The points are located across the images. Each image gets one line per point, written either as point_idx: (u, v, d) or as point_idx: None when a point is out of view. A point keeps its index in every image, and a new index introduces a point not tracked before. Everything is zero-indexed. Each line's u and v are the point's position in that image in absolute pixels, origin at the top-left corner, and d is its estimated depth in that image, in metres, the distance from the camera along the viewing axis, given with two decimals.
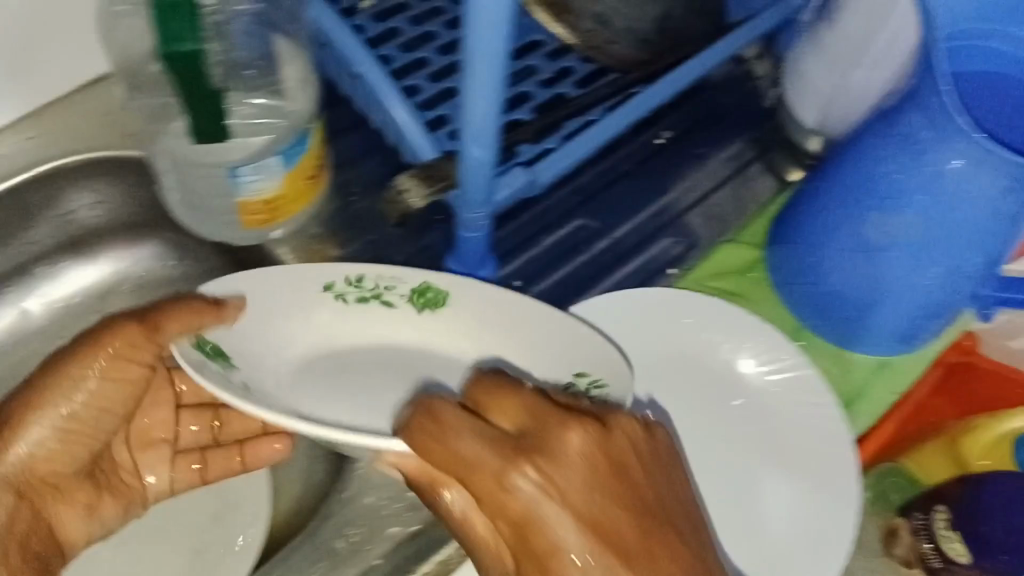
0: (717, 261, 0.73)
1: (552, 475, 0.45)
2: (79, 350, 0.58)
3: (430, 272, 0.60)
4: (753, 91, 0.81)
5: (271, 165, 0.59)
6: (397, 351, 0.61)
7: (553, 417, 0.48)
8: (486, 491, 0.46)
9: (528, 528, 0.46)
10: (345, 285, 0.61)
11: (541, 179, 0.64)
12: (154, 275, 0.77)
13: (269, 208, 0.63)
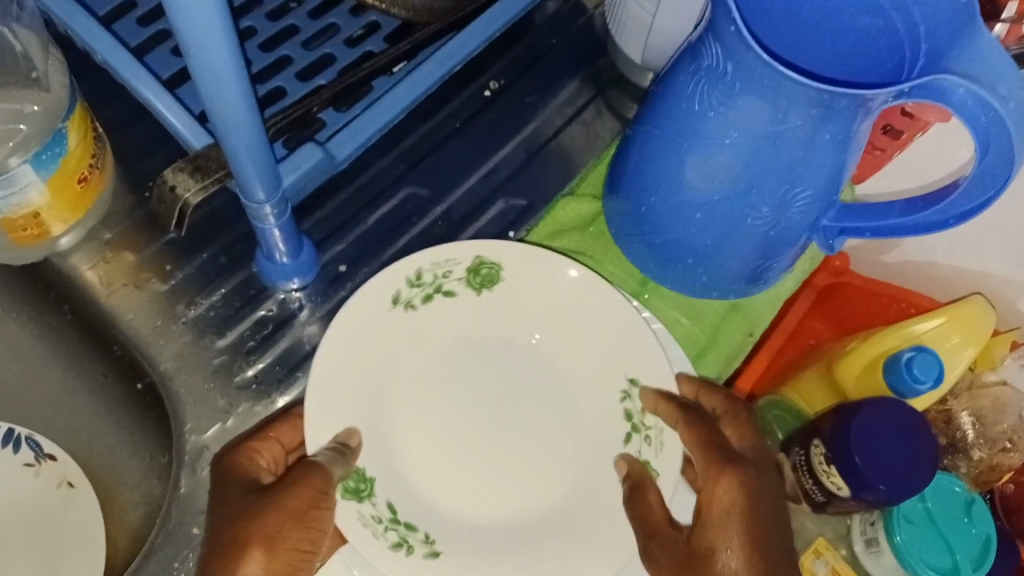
0: (556, 218, 0.66)
1: (756, 553, 0.50)
2: (259, 506, 0.48)
3: (485, 244, 0.56)
4: (586, 25, 0.76)
5: (23, 176, 0.53)
6: (488, 348, 0.56)
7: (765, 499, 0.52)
8: (682, 558, 0.50)
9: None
10: (409, 288, 0.55)
11: (341, 155, 0.59)
12: None
13: (39, 221, 0.57)
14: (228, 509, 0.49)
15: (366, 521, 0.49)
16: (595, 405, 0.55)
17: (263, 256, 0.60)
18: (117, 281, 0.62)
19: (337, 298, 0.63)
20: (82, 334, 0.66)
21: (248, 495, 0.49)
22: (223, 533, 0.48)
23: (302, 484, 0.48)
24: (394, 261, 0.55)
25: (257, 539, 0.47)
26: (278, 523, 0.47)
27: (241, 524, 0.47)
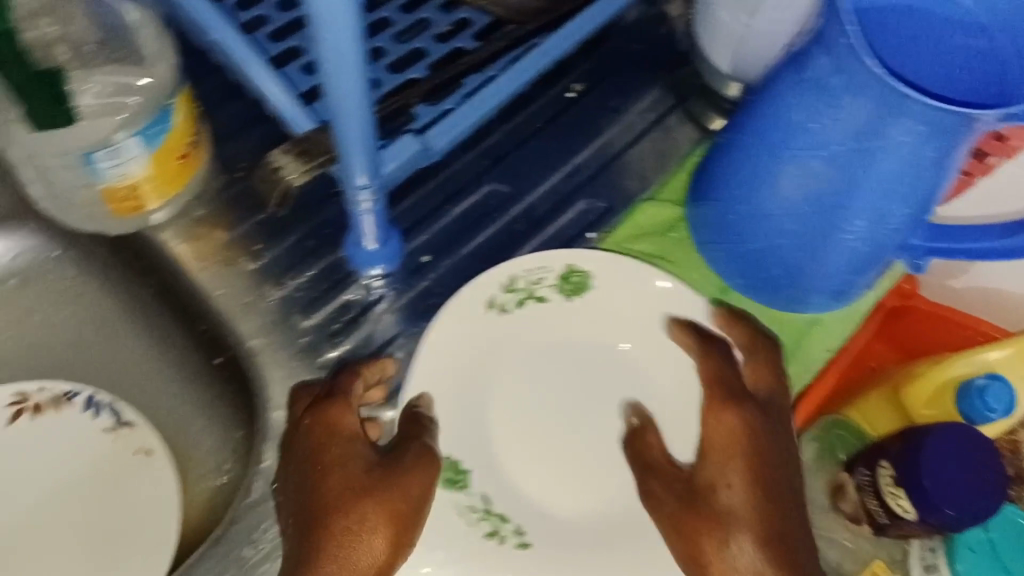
0: (637, 221, 0.66)
1: (756, 489, 0.50)
2: (379, 485, 0.50)
3: (576, 253, 0.56)
4: (668, 34, 0.76)
5: (129, 148, 0.53)
6: (575, 352, 0.57)
7: (765, 434, 0.52)
8: (682, 497, 0.51)
9: (697, 531, 0.50)
10: (503, 294, 0.56)
11: (436, 147, 0.60)
12: (37, 267, 0.71)
13: (139, 193, 0.58)
14: (341, 478, 0.50)
15: (460, 511, 0.51)
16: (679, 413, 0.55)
17: (352, 240, 0.61)
18: (208, 257, 0.63)
19: (420, 288, 0.64)
20: (167, 307, 0.67)
21: (364, 466, 0.51)
22: (352, 510, 0.49)
23: (426, 471, 0.51)
24: (489, 270, 0.56)
25: (384, 522, 0.49)
26: (406, 511, 0.50)
27: (372, 505, 0.49)
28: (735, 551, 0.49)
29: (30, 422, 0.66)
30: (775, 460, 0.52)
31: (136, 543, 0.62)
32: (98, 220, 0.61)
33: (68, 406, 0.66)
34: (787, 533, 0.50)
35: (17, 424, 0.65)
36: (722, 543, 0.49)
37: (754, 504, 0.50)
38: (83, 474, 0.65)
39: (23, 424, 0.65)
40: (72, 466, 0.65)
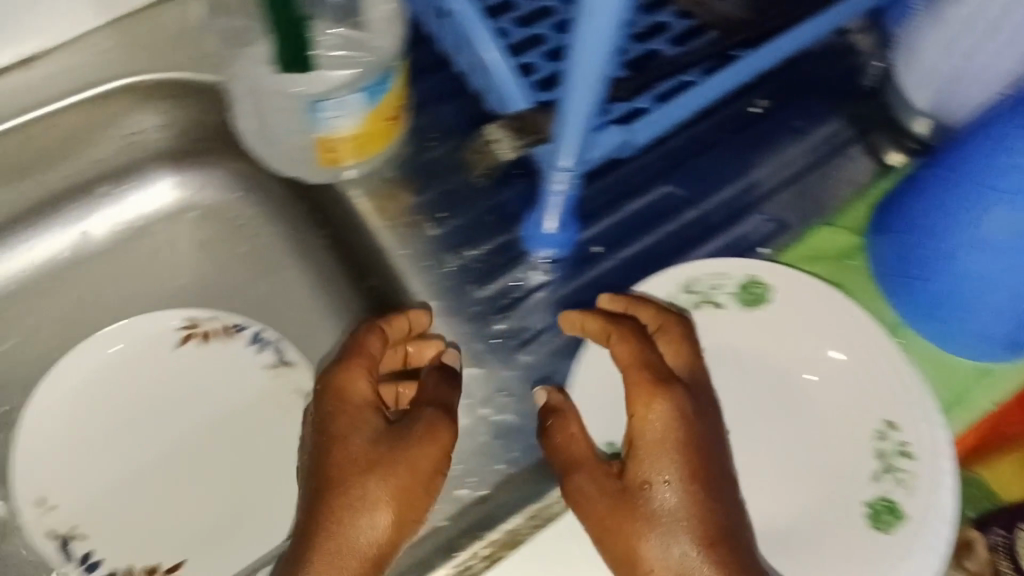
0: (812, 244, 0.66)
1: (692, 484, 0.47)
2: (385, 456, 0.50)
3: (757, 263, 0.57)
4: (855, 67, 0.75)
5: (352, 103, 0.56)
6: (745, 364, 0.56)
7: (699, 428, 0.49)
8: (614, 493, 0.48)
9: (633, 531, 0.47)
10: (680, 293, 0.57)
11: (638, 139, 0.59)
12: (221, 205, 0.74)
13: (348, 147, 0.60)
14: (348, 449, 0.51)
15: None
16: (846, 441, 0.54)
17: (530, 219, 0.62)
18: (392, 217, 0.66)
19: (581, 281, 0.64)
20: (341, 259, 0.70)
21: (371, 438, 0.51)
22: (355, 482, 0.49)
23: (435, 445, 0.51)
24: (669, 270, 0.57)
25: (387, 497, 0.49)
26: (411, 487, 0.50)
27: (375, 479, 0.49)
28: (667, 550, 0.46)
29: (196, 346, 0.69)
30: (708, 448, 0.49)
31: (283, 477, 0.65)
32: (298, 166, 0.63)
33: (234, 338, 0.69)
34: (725, 532, 0.47)
35: (184, 346, 0.68)
36: (654, 545, 0.46)
37: (692, 501, 0.47)
38: (239, 405, 0.67)
39: (189, 347, 0.69)
40: (229, 394, 0.67)
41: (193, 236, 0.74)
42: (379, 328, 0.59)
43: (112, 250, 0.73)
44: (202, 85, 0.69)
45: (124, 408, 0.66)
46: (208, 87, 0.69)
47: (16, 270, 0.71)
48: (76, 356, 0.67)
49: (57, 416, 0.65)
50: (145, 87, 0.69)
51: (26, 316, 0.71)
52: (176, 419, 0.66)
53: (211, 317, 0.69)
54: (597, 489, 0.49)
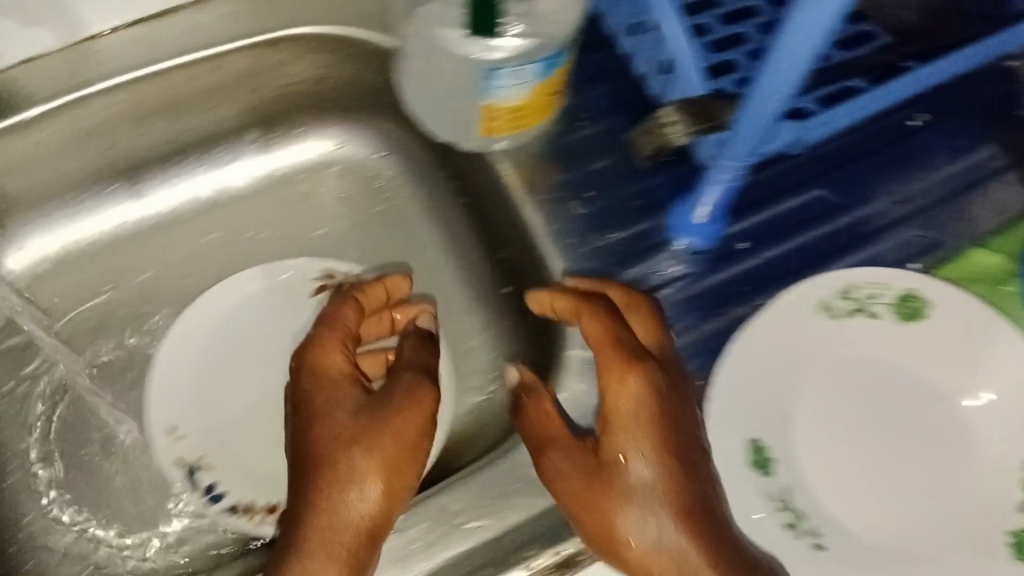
0: (965, 264, 0.64)
1: (668, 458, 0.47)
2: (366, 427, 0.50)
3: (917, 277, 0.56)
4: (1016, 93, 0.72)
5: (529, 75, 0.55)
6: (893, 377, 0.55)
7: (673, 401, 0.49)
8: (589, 468, 0.48)
9: (609, 508, 0.46)
10: (835, 298, 0.56)
11: (810, 136, 0.58)
12: (363, 164, 0.75)
13: (512, 117, 0.59)
14: (330, 425, 0.51)
15: (761, 496, 0.50)
16: (989, 469, 0.52)
17: (680, 204, 0.61)
18: (538, 192, 0.64)
19: (719, 277, 0.62)
20: (480, 229, 0.70)
21: (352, 411, 0.51)
22: (338, 458, 0.49)
23: (412, 414, 0.52)
24: (825, 274, 0.57)
25: (376, 469, 0.49)
26: (396, 456, 0.50)
27: (358, 453, 0.49)
28: (649, 527, 0.45)
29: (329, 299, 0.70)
30: (684, 420, 0.49)
31: None
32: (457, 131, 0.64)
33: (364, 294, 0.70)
34: (705, 505, 0.46)
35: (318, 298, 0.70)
36: (646, 522, 0.45)
37: (668, 477, 0.46)
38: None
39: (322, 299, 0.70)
40: None
41: (333, 191, 0.75)
42: (352, 299, 0.60)
43: (255, 194, 0.75)
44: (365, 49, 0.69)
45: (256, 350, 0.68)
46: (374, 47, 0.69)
47: (167, 204, 0.73)
48: (215, 294, 0.69)
49: (190, 348, 0.67)
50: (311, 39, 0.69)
51: (167, 251, 0.72)
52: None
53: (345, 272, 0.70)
54: (569, 467, 0.49)
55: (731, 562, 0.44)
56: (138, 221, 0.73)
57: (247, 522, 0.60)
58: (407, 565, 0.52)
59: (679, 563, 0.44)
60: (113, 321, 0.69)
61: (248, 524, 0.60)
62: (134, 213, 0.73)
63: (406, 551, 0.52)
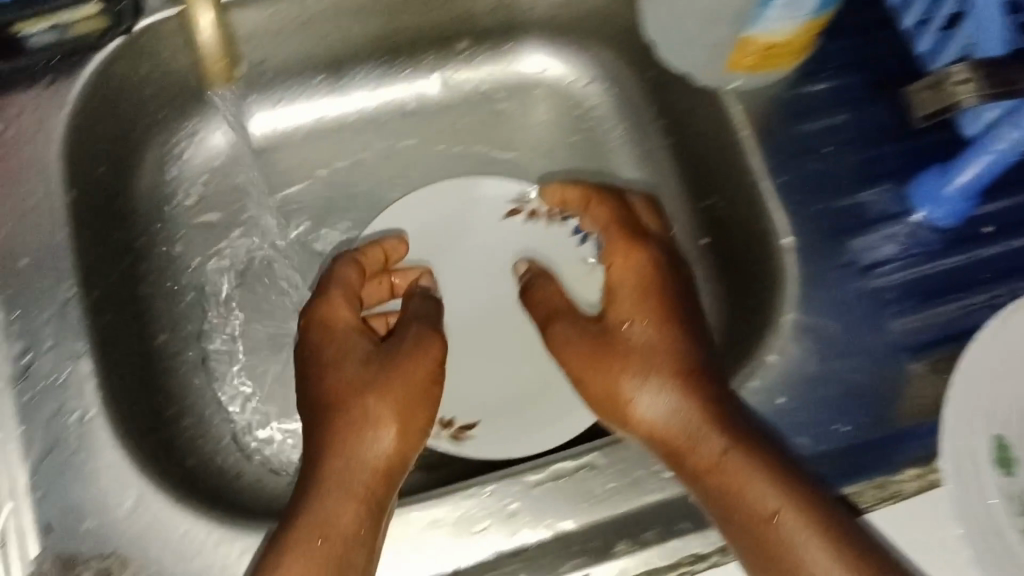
0: None
1: (666, 325, 0.49)
2: (377, 376, 0.48)
3: None
4: None
5: (804, 7, 0.50)
6: None
7: (671, 275, 0.52)
8: (593, 336, 0.51)
9: (609, 370, 0.49)
10: None
11: None
12: (568, 91, 0.71)
13: (767, 53, 0.54)
14: (340, 377, 0.49)
15: (1004, 497, 0.46)
16: None
17: (931, 170, 0.55)
18: (772, 142, 0.59)
19: (947, 264, 0.55)
20: (691, 172, 0.66)
21: (361, 360, 0.50)
22: (349, 404, 0.47)
23: (423, 358, 0.50)
24: None
25: (388, 415, 0.47)
26: (409, 400, 0.48)
27: (369, 398, 0.47)
28: (651, 397, 0.47)
29: (522, 224, 0.66)
30: (681, 301, 0.51)
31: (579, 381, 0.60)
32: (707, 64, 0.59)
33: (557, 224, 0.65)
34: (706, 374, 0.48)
35: (510, 221, 0.66)
36: (650, 391, 0.47)
37: (661, 344, 0.48)
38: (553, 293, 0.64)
39: (515, 223, 0.66)
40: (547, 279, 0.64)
41: (534, 114, 0.71)
42: (354, 260, 0.59)
43: (455, 106, 0.71)
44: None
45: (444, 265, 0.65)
46: None
47: (362, 106, 0.69)
48: (409, 202, 0.66)
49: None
50: None
51: (360, 152, 0.69)
52: (490, 290, 0.65)
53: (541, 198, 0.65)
54: (573, 332, 0.52)
55: (764, 459, 0.44)
56: (324, 122, 0.69)
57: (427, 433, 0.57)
58: (608, 506, 0.47)
59: (683, 428, 0.45)
60: (293, 212, 0.66)
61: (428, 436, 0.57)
62: (328, 110, 0.69)
63: (608, 488, 0.48)
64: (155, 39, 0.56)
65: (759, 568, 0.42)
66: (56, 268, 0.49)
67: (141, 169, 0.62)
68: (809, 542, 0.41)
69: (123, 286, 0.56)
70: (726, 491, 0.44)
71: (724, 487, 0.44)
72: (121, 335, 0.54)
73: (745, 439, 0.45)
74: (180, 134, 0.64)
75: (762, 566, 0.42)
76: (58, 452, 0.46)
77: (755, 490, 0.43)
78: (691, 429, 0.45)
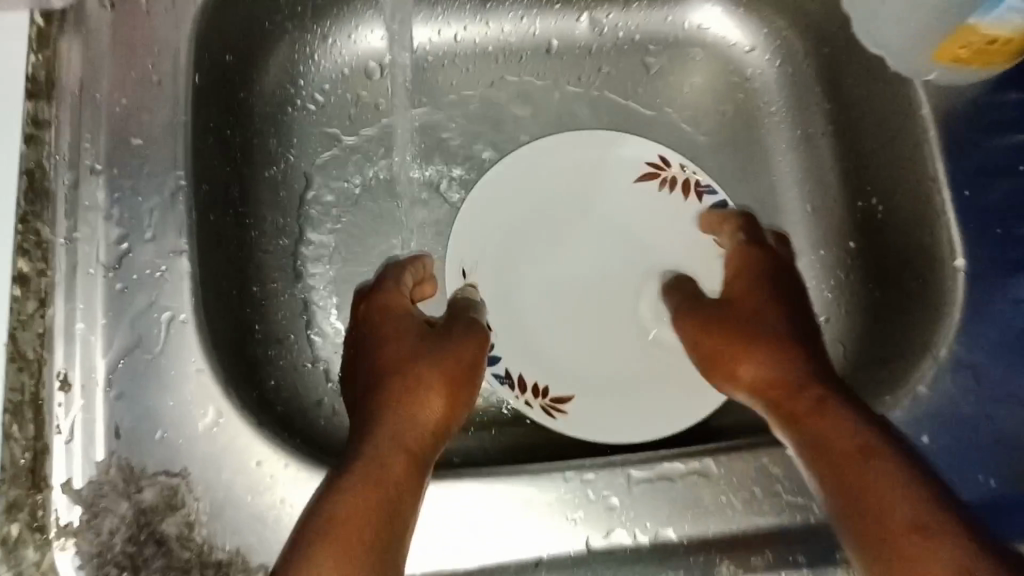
0: None
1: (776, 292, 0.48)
2: (429, 348, 0.46)
3: None
4: None
5: None
6: None
7: (782, 259, 0.51)
8: (709, 322, 0.48)
9: (722, 354, 0.46)
10: None
11: None
12: (726, 52, 0.64)
13: (987, 48, 0.48)
14: (395, 349, 0.46)
15: None
16: None
17: None
18: (963, 150, 0.50)
19: None
20: (850, 164, 0.59)
21: (419, 329, 0.48)
22: (404, 368, 0.45)
23: (472, 344, 0.47)
24: None
25: (438, 386, 0.45)
26: (457, 373, 0.46)
27: (422, 364, 0.45)
28: (759, 362, 0.44)
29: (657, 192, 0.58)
30: (791, 280, 0.49)
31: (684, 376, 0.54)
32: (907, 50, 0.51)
33: (699, 199, 0.57)
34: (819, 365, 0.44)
35: (647, 185, 0.58)
36: (759, 359, 0.44)
37: (762, 303, 0.47)
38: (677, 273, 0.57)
39: (651, 190, 0.58)
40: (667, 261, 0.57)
41: (688, 76, 0.64)
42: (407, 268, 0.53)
43: (600, 50, 0.64)
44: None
45: (565, 218, 0.58)
46: None
47: (501, 37, 0.63)
48: (545, 141, 0.57)
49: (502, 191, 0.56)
50: None
51: (491, 84, 0.63)
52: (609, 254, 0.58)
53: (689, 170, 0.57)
54: (694, 323, 0.49)
55: (864, 432, 0.38)
56: (455, 48, 0.63)
57: (518, 400, 0.51)
58: (720, 521, 0.42)
59: (792, 383, 0.43)
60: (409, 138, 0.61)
61: (518, 403, 0.52)
62: (463, 36, 0.63)
63: (715, 500, 0.43)
64: None
65: (846, 511, 0.36)
66: (169, 153, 0.46)
67: (270, 65, 0.57)
68: (901, 494, 0.35)
69: (230, 182, 0.52)
70: (830, 463, 0.38)
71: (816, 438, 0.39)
72: (221, 238, 0.50)
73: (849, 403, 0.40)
74: (315, 39, 0.59)
75: (847, 511, 0.36)
76: (141, 351, 0.42)
77: (848, 435, 0.38)
78: (799, 386, 0.42)
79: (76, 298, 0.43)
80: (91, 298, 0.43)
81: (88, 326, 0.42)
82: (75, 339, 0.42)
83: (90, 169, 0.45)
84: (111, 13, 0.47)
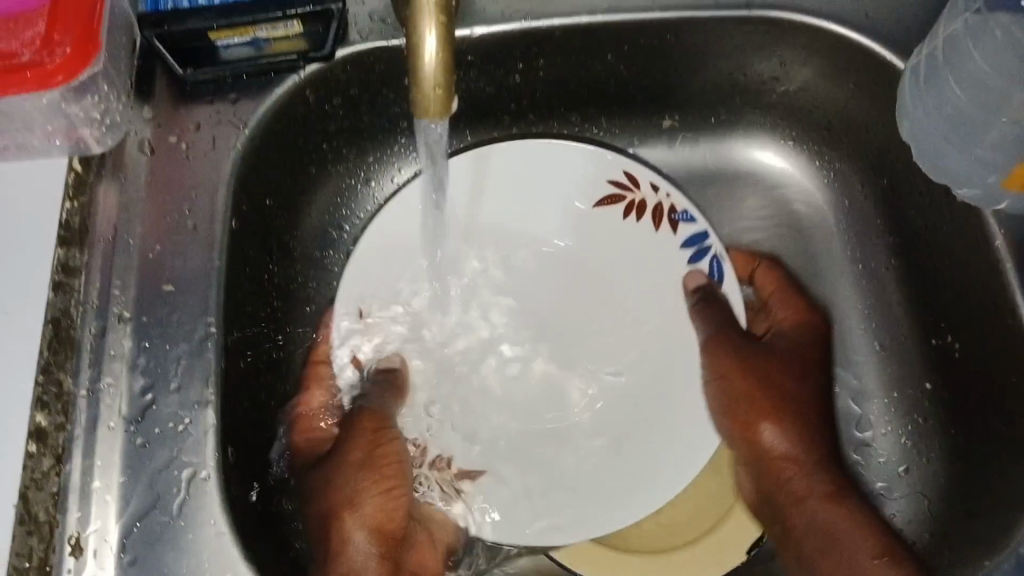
0: None
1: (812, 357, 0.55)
2: (333, 463, 0.48)
3: None
4: None
5: None
6: None
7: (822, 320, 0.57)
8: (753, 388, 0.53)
9: (754, 421, 0.53)
10: None
11: None
12: (781, 190, 0.62)
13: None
14: (311, 473, 0.48)
15: None
16: None
17: None
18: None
19: None
20: (917, 304, 0.55)
21: (319, 454, 0.49)
22: (318, 486, 0.47)
23: (366, 439, 0.49)
24: None
25: (351, 491, 0.47)
26: (364, 469, 0.48)
27: (339, 474, 0.48)
28: (789, 432, 0.53)
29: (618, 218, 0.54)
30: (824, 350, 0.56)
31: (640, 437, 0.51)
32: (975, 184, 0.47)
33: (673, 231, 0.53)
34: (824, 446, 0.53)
35: (611, 211, 0.54)
36: (782, 420, 0.53)
37: (801, 378, 0.54)
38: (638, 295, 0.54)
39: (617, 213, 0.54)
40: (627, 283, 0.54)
41: (737, 216, 0.62)
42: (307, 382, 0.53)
43: None
44: (878, 54, 0.50)
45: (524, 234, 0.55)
46: (862, 60, 0.51)
47: None
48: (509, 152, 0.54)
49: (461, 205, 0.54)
50: (782, 37, 0.52)
51: None
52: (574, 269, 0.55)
53: (662, 193, 0.53)
54: (739, 379, 0.53)
55: (858, 516, 0.50)
56: None
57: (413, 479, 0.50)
58: None
59: (801, 462, 0.53)
60: None
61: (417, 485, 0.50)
62: None
63: None
64: (327, 80, 0.50)
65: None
66: (201, 299, 0.44)
67: (311, 210, 0.56)
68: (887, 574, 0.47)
69: (266, 327, 0.50)
70: (826, 543, 0.50)
71: (817, 525, 0.51)
72: (252, 386, 0.48)
73: (844, 485, 0.53)
74: (357, 183, 0.58)
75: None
76: (158, 512, 0.40)
77: (860, 536, 0.49)
78: (808, 466, 0.53)
79: (95, 454, 0.40)
80: (111, 454, 0.41)
81: (105, 484, 0.40)
82: (90, 498, 0.40)
83: (118, 316, 0.43)
84: (150, 158, 0.47)
